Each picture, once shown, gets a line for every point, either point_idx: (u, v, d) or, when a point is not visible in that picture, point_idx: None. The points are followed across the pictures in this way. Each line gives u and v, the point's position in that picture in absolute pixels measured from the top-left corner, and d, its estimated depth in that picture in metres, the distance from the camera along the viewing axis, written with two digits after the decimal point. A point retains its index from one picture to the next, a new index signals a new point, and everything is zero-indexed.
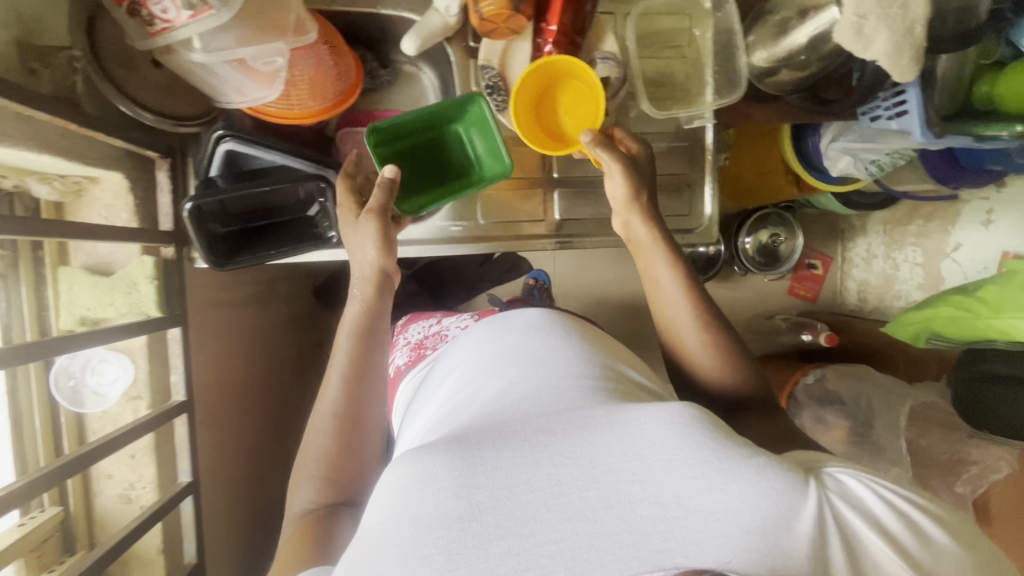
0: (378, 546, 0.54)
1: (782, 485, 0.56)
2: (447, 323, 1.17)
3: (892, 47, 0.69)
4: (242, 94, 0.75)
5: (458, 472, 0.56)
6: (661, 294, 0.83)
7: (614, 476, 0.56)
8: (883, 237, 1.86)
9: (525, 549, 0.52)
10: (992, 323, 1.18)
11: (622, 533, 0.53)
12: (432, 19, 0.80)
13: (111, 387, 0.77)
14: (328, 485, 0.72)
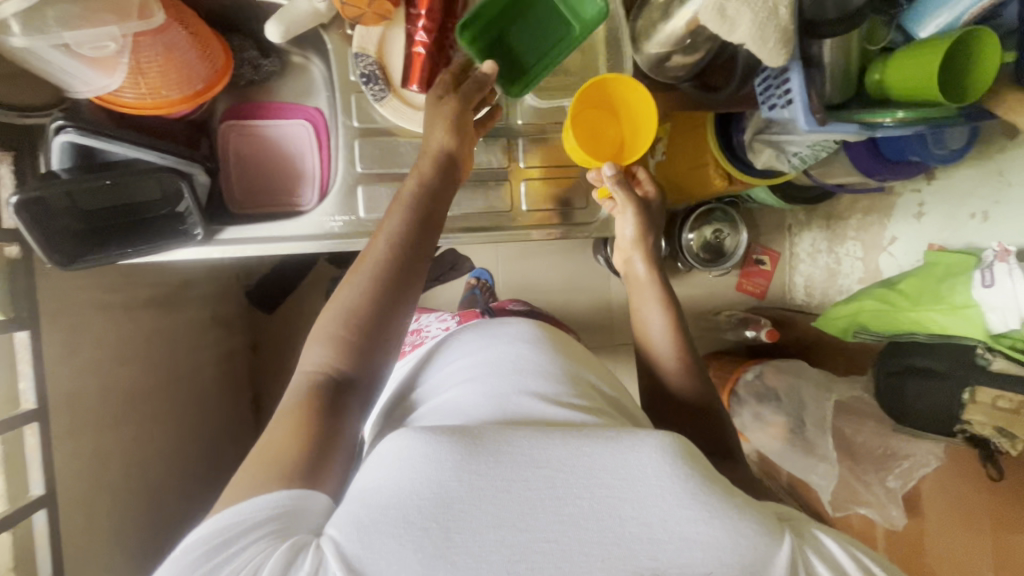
0: (363, 515, 0.48)
1: (765, 529, 0.48)
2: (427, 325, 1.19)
3: (757, 30, 0.66)
4: (83, 83, 0.70)
5: (460, 454, 0.49)
6: (644, 321, 0.82)
7: (609, 490, 0.48)
8: (826, 231, 1.86)
9: (516, 541, 0.46)
10: (910, 315, 1.16)
11: (611, 546, 0.46)
12: (297, 4, 0.77)
13: None
14: (340, 352, 0.64)
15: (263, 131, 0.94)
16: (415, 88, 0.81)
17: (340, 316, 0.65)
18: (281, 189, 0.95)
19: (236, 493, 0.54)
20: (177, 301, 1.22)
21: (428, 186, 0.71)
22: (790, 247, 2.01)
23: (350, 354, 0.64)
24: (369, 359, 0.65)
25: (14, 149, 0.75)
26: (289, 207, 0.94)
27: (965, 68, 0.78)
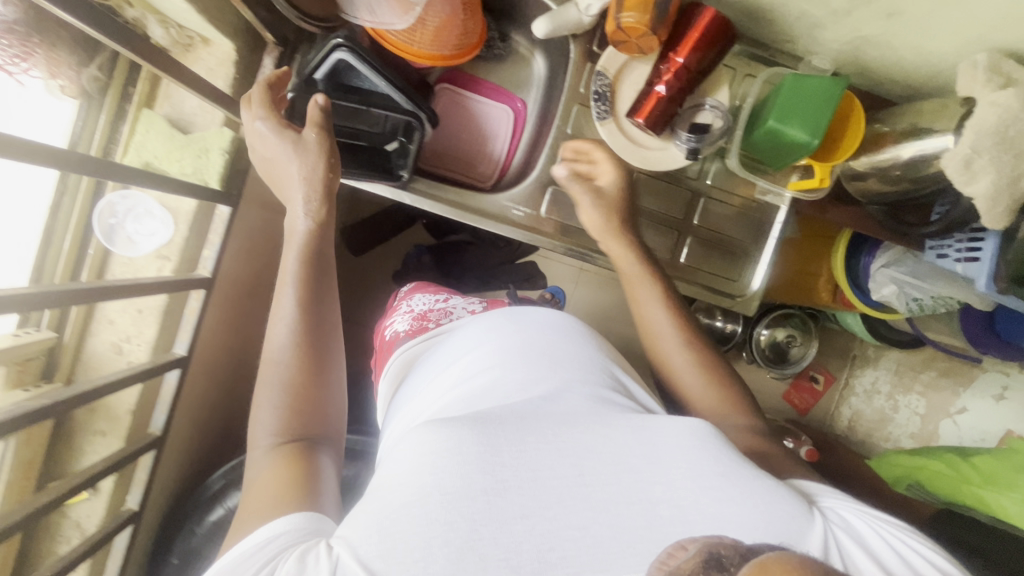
0: (388, 512, 0.53)
1: (794, 510, 0.58)
2: (455, 301, 1.03)
3: (994, 192, 0.69)
4: (372, 14, 0.77)
5: (484, 446, 0.57)
6: (650, 331, 0.83)
7: (634, 474, 0.58)
8: (892, 375, 1.85)
9: (548, 529, 0.55)
10: (976, 492, 1.18)
11: (643, 529, 0.56)
12: (569, 12, 0.82)
13: (145, 239, 0.77)
14: (291, 420, 0.66)
15: (473, 104, 1.00)
16: (640, 121, 0.86)
17: (278, 388, 0.67)
18: (467, 160, 1.01)
19: (254, 523, 0.57)
20: None
21: (322, 235, 0.73)
22: (847, 377, 2.02)
23: (297, 419, 0.66)
24: (311, 421, 0.67)
25: (281, 45, 0.80)
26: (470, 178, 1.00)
27: None
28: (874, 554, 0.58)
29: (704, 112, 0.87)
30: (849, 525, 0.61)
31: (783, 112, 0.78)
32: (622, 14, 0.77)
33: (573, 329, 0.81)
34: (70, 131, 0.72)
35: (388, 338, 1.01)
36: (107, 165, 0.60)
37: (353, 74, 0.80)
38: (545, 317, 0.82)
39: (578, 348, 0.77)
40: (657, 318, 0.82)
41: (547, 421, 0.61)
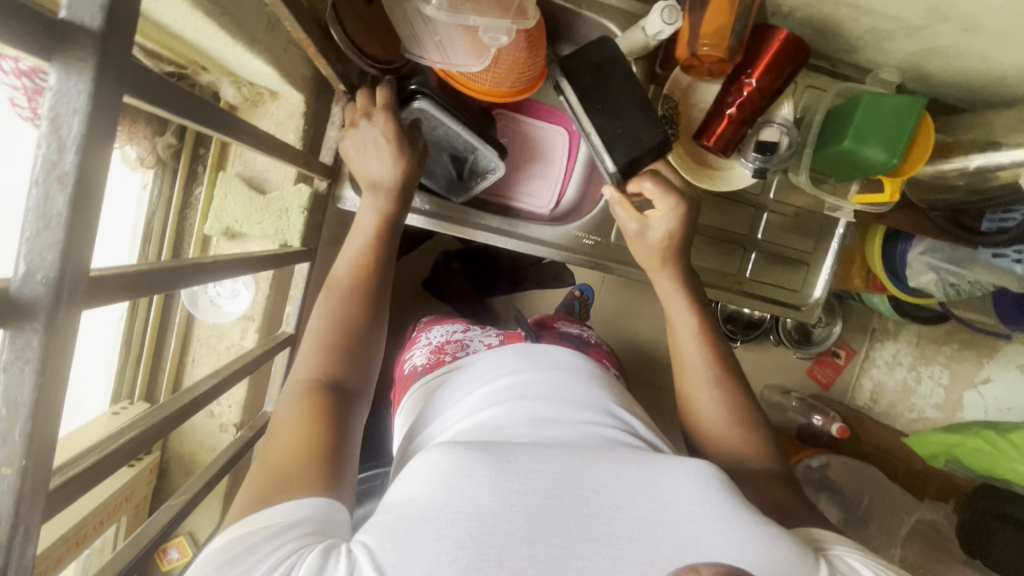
0: (399, 522, 0.50)
1: (792, 556, 0.56)
2: (472, 333, 1.04)
3: None
4: (444, 57, 0.74)
5: (494, 471, 0.53)
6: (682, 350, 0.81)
7: (640, 512, 0.55)
8: (913, 348, 1.91)
9: (550, 558, 0.50)
10: (1013, 466, 1.24)
11: (645, 567, 0.52)
12: (637, 37, 0.81)
13: (228, 302, 0.76)
14: (331, 364, 0.65)
15: (529, 129, 0.97)
16: (709, 143, 0.85)
17: (322, 321, 0.67)
18: (529, 187, 0.99)
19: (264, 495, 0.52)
20: None
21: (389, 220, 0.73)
22: (867, 349, 2.08)
23: (336, 366, 0.65)
24: (343, 372, 0.65)
25: (350, 91, 0.77)
26: (531, 204, 0.98)
27: None
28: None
29: (771, 128, 0.86)
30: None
31: (860, 133, 0.78)
32: (698, 44, 0.76)
33: (589, 368, 0.78)
34: (147, 201, 0.70)
35: (406, 373, 1.02)
36: (189, 269, 0.49)
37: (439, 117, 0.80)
38: (565, 352, 0.79)
39: (592, 388, 0.73)
40: (682, 322, 0.81)
41: (559, 450, 0.58)
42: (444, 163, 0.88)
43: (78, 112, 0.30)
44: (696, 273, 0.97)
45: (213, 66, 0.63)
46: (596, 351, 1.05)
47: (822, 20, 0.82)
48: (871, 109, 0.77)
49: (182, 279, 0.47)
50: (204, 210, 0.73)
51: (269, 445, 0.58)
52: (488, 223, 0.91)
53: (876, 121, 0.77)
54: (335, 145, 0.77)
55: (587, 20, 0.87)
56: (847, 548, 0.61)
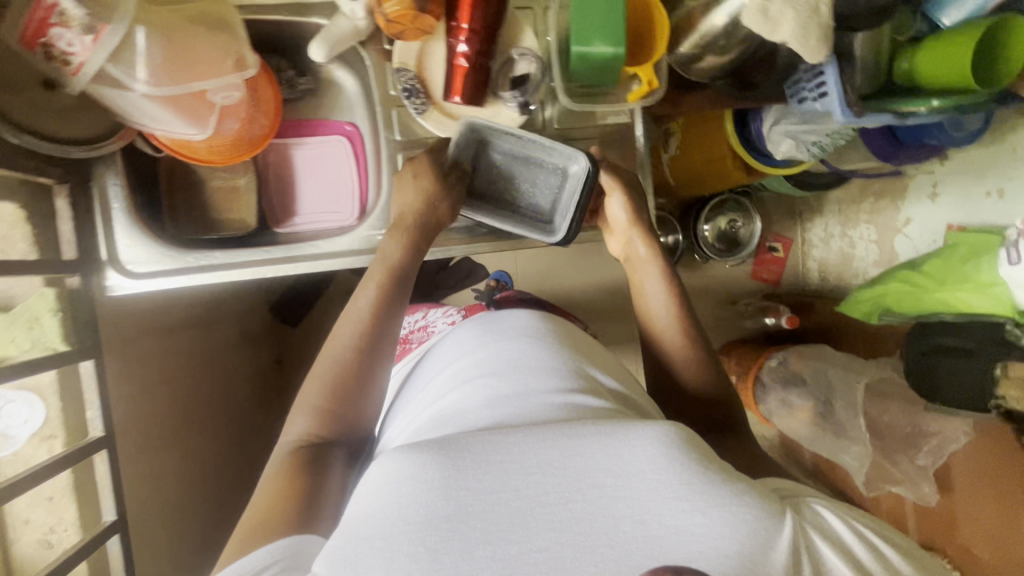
0: (355, 543, 0.52)
1: (757, 510, 0.51)
2: (432, 317, 1.19)
3: (799, 29, 0.68)
4: (154, 121, 0.73)
5: (448, 472, 0.53)
6: (651, 308, 0.83)
7: (600, 491, 0.52)
8: (838, 216, 1.87)
9: (510, 554, 0.50)
10: (937, 297, 1.19)
11: (605, 549, 0.50)
12: (339, 23, 0.78)
13: (21, 427, 0.72)
14: (324, 422, 0.71)
15: (305, 149, 0.94)
16: (457, 99, 0.82)
17: (322, 384, 0.72)
18: (326, 203, 0.95)
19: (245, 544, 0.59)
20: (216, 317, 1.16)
21: (406, 259, 0.79)
22: (802, 234, 2.02)
23: (329, 421, 0.71)
24: (347, 427, 0.72)
25: (71, 178, 0.75)
26: (333, 220, 0.94)
27: (1001, 45, 0.79)
28: (840, 551, 0.53)
29: (516, 63, 0.84)
30: (818, 522, 0.55)
31: (582, 35, 0.75)
32: (385, 6, 0.73)
33: (544, 330, 0.82)
34: None
35: None
36: None
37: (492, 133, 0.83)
38: (520, 323, 0.84)
39: (551, 355, 0.76)
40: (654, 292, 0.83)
41: (519, 433, 0.56)
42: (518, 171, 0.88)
43: None
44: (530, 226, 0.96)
45: None
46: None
47: None
48: (584, 10, 0.74)
49: None
50: None
51: (254, 499, 0.66)
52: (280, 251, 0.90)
53: (595, 17, 0.74)
54: (73, 238, 0.75)
55: (297, 25, 0.85)
56: (815, 496, 0.59)
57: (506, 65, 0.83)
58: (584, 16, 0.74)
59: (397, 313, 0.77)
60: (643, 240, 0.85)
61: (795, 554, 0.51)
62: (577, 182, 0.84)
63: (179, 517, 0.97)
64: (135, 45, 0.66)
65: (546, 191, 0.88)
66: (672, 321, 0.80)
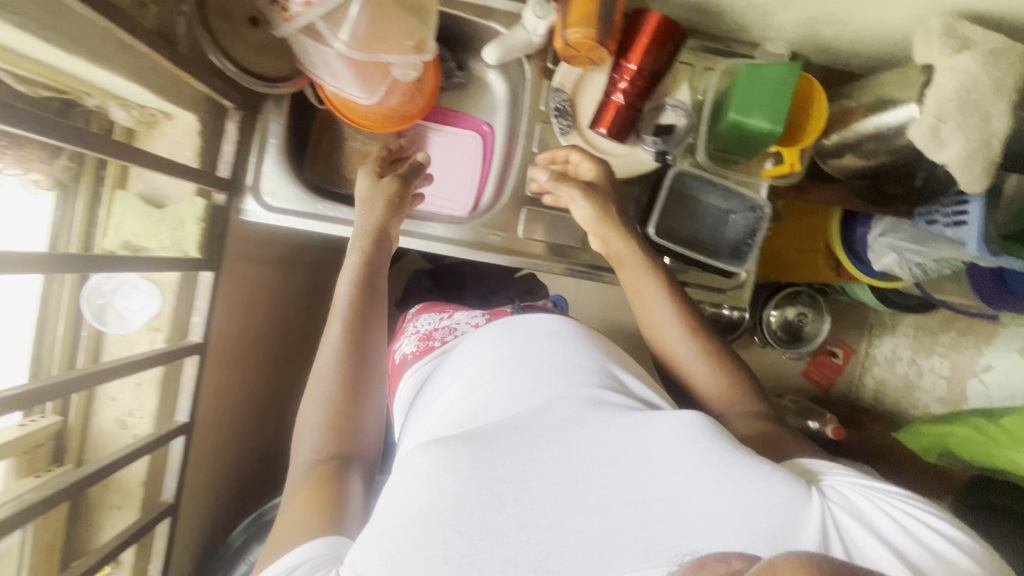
0: (389, 532, 0.50)
1: (785, 490, 0.53)
2: (459, 317, 1.02)
3: (966, 155, 0.68)
4: (335, 80, 0.79)
5: (478, 461, 0.53)
6: (662, 334, 0.80)
7: (629, 475, 0.54)
8: (910, 340, 1.80)
9: (546, 538, 0.51)
10: (1008, 454, 1.12)
11: (639, 529, 0.51)
12: (517, 35, 0.83)
13: (135, 314, 0.79)
14: (334, 439, 0.68)
15: (440, 135, 0.99)
16: (602, 131, 0.86)
17: (324, 400, 0.70)
18: (445, 189, 0.98)
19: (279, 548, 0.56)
20: (298, 262, 1.21)
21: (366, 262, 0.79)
22: (867, 346, 1.94)
23: (339, 437, 0.68)
24: (356, 438, 0.69)
25: (244, 108, 0.82)
26: (444, 207, 0.98)
27: None
28: (871, 530, 0.52)
29: (667, 111, 0.86)
30: (845, 501, 0.54)
31: (744, 106, 0.77)
32: (568, 31, 0.77)
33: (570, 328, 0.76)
34: (51, 221, 0.74)
35: (398, 362, 1.01)
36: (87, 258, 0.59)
37: (692, 184, 0.86)
38: (542, 323, 0.76)
39: (576, 352, 0.71)
40: (660, 312, 0.80)
41: (541, 427, 0.57)
42: (708, 218, 0.88)
43: None
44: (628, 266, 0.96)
45: (92, 90, 0.67)
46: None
47: (699, 0, 0.82)
48: (754, 84, 0.76)
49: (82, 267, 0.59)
50: (105, 228, 0.77)
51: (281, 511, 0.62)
52: None
53: (763, 93, 0.76)
54: (231, 159, 0.81)
55: (474, 24, 0.90)
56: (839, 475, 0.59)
57: (657, 110, 0.86)
58: (750, 89, 0.77)
59: (372, 317, 0.77)
60: (621, 238, 0.82)
61: (824, 535, 0.52)
62: (744, 224, 0.87)
63: (230, 437, 1.02)
64: (348, 13, 0.71)
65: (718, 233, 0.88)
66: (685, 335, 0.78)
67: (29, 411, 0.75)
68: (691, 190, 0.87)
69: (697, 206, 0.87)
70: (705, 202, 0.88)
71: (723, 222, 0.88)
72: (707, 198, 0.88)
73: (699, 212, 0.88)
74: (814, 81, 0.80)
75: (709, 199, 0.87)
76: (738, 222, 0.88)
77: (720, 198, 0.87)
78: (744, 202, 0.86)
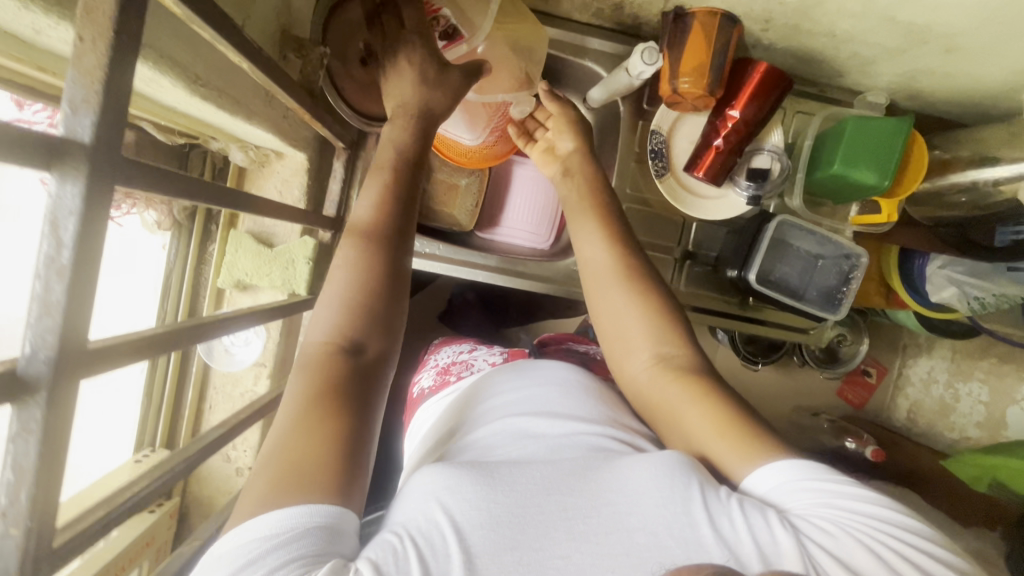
0: (388, 542, 0.45)
1: (766, 515, 0.48)
2: (477, 353, 1.02)
3: None
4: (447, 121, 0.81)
5: (471, 485, 0.48)
6: (590, 272, 0.69)
7: (615, 506, 0.49)
8: (949, 363, 1.71)
9: (534, 564, 0.45)
10: None
11: (624, 558, 0.46)
12: (621, 78, 0.82)
13: (241, 350, 0.79)
14: (354, 326, 0.53)
15: (526, 170, 1.00)
16: (698, 175, 0.87)
17: (339, 299, 0.53)
18: (530, 223, 0.99)
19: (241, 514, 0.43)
20: None
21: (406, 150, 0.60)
22: (900, 366, 1.90)
23: (356, 329, 0.52)
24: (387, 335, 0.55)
25: (350, 147, 0.82)
26: (526, 240, 0.99)
27: None
28: (847, 567, 0.45)
29: (762, 155, 0.87)
30: (822, 533, 0.47)
31: (848, 157, 0.79)
32: (678, 80, 0.79)
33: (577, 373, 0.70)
34: (167, 260, 0.75)
35: (415, 396, 1.01)
36: (202, 326, 0.48)
37: (789, 232, 0.88)
38: (556, 370, 0.69)
39: (577, 394, 0.65)
40: (614, 304, 0.66)
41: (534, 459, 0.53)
42: (802, 262, 0.90)
43: (74, 215, 0.28)
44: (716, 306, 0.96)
45: (220, 135, 0.68)
46: (601, 367, 1.00)
47: (802, 49, 0.83)
48: (861, 137, 0.78)
49: (190, 339, 0.46)
50: (217, 265, 0.78)
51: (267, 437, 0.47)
52: (486, 260, 0.95)
53: (868, 146, 0.78)
54: (337, 197, 0.81)
55: (570, 63, 0.90)
56: (784, 485, 0.51)
57: (753, 154, 0.86)
58: (855, 141, 0.78)
59: (410, 230, 0.58)
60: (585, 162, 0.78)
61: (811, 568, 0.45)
62: (836, 270, 0.90)
63: None
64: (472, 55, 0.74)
65: (808, 278, 0.91)
66: (613, 266, 0.67)
67: (140, 444, 0.76)
68: (787, 238, 0.88)
69: (791, 252, 0.89)
70: (798, 248, 0.89)
71: (814, 267, 0.90)
72: (801, 245, 0.89)
73: (794, 257, 0.90)
74: (917, 134, 0.81)
75: (802, 245, 0.89)
76: (830, 267, 0.90)
77: (814, 245, 0.89)
78: (842, 249, 0.88)
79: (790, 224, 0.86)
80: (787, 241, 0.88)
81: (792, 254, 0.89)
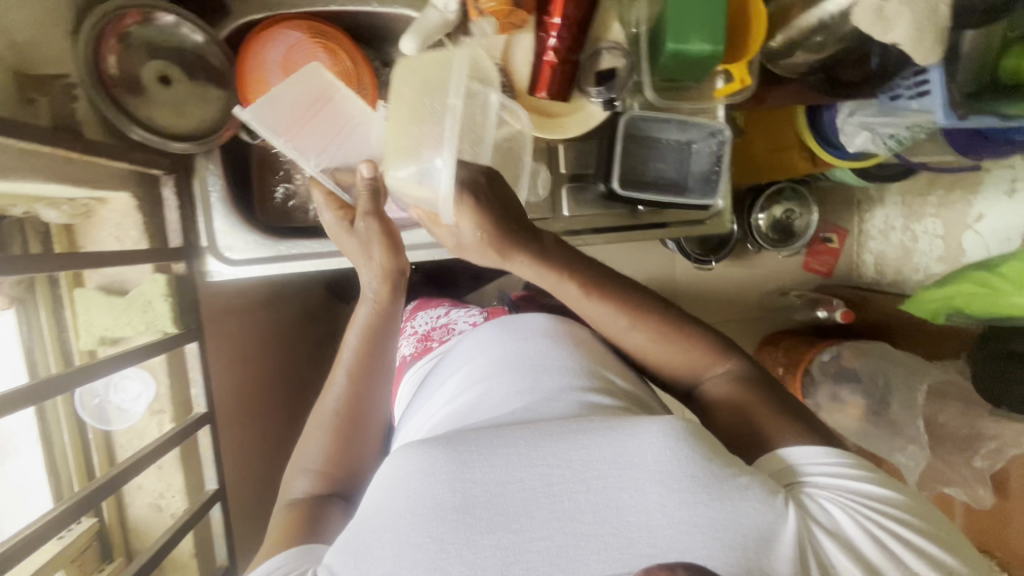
0: (370, 531, 0.49)
1: (760, 502, 0.48)
2: (455, 314, 0.98)
3: (914, 30, 0.65)
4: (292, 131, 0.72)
5: (454, 463, 0.49)
6: (595, 318, 0.69)
7: (606, 481, 0.48)
8: (902, 208, 1.52)
9: (513, 545, 0.47)
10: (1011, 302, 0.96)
11: (609, 538, 0.47)
12: (430, 16, 0.77)
13: (134, 403, 0.80)
14: (327, 474, 0.69)
15: None
16: (544, 95, 0.81)
17: (326, 439, 0.71)
18: None
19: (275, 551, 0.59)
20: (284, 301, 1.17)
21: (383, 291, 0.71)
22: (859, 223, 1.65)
23: (336, 476, 0.70)
24: (348, 464, 0.71)
25: (176, 171, 0.77)
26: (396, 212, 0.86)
27: None
28: (845, 543, 0.50)
29: (604, 57, 0.82)
30: (827, 515, 0.51)
31: (678, 32, 0.73)
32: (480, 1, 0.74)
33: (565, 333, 0.68)
34: (19, 338, 0.73)
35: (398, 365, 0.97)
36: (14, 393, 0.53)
37: (644, 124, 0.85)
38: (534, 327, 0.68)
39: (566, 354, 0.64)
40: (612, 325, 0.68)
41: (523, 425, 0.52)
42: (669, 151, 0.89)
43: None
44: (609, 219, 0.92)
45: (10, 199, 0.65)
46: None
47: None
48: (682, 8, 0.72)
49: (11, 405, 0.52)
50: (76, 327, 0.76)
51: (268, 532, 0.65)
52: None
53: (692, 16, 0.73)
54: (178, 226, 0.77)
55: (383, 15, 0.83)
56: (810, 476, 0.54)
57: (591, 58, 0.82)
58: (679, 14, 0.73)
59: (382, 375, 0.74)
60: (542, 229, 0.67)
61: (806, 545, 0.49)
62: (708, 151, 0.88)
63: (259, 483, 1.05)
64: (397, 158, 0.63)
65: (677, 166, 0.89)
66: (615, 312, 0.67)
67: None
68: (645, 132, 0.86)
69: (657, 148, 0.88)
70: (663, 138, 0.87)
71: (684, 152, 0.88)
72: (663, 134, 0.87)
73: (656, 151, 0.88)
74: None
75: (663, 135, 0.87)
76: (703, 150, 0.88)
77: (677, 131, 0.86)
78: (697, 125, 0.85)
79: (643, 121, 0.84)
80: (647, 136, 0.87)
81: (657, 150, 0.88)
